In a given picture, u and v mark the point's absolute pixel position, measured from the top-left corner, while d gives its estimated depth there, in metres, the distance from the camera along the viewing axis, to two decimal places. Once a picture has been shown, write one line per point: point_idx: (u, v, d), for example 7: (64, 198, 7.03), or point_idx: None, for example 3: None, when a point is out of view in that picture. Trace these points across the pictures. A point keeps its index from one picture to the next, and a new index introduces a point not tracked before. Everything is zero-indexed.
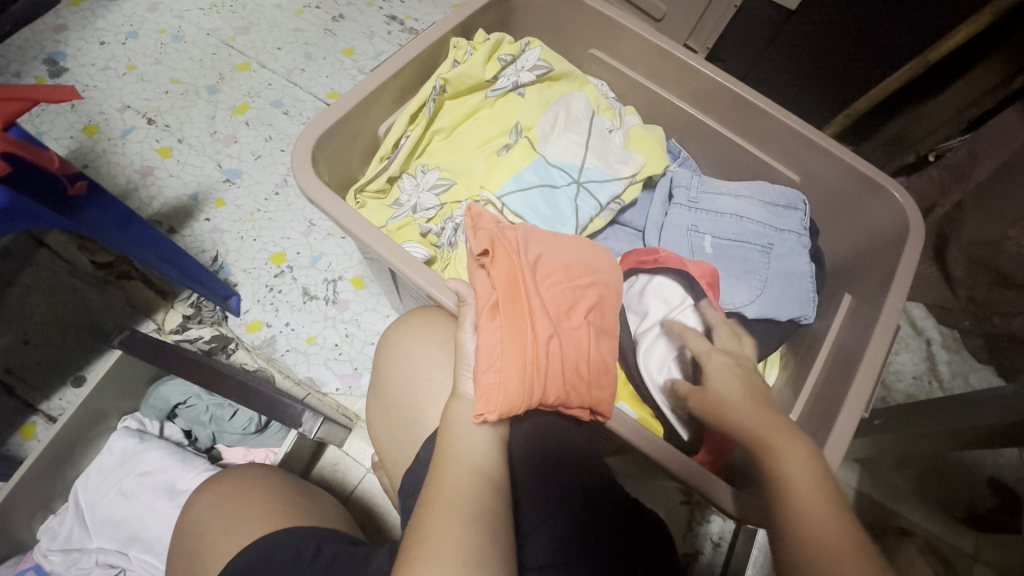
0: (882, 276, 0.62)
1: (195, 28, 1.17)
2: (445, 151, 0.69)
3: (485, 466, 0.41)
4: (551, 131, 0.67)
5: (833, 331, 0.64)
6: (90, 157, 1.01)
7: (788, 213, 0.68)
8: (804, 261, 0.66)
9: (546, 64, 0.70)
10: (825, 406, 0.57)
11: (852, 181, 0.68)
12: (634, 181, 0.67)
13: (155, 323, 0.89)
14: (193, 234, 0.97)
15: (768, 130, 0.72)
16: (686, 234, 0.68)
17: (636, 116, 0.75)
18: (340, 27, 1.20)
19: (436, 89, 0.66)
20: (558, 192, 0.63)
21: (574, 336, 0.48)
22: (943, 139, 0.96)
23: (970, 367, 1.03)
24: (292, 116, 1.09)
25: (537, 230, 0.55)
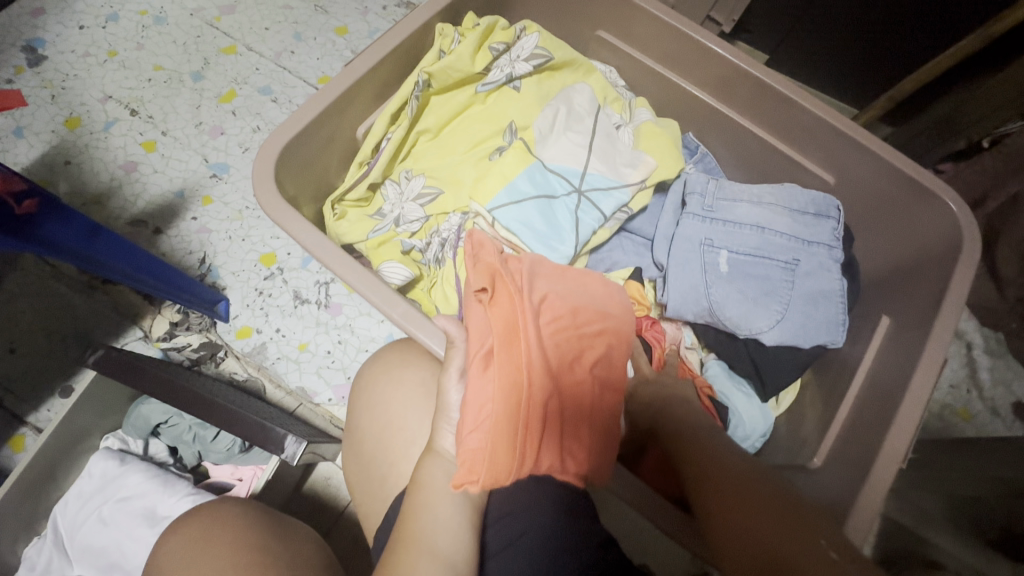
0: (929, 298, 0.54)
1: (177, 8, 1.09)
2: (432, 154, 0.62)
3: (450, 551, 0.37)
4: (549, 132, 0.59)
5: (868, 359, 0.57)
6: (72, 153, 0.96)
7: (819, 222, 0.60)
8: (835, 277, 0.59)
9: (545, 52, 0.62)
10: (857, 450, 0.51)
11: (896, 185, 0.60)
12: (644, 187, 0.59)
13: (142, 331, 0.86)
14: (179, 234, 0.92)
15: (799, 123, 0.63)
16: (699, 249, 0.60)
17: (648, 108, 0.67)
18: (331, 3, 1.12)
19: (420, 84, 0.59)
20: (556, 203, 0.56)
21: (574, 394, 0.43)
22: (1000, 123, 0.84)
23: (1015, 374, 0.95)
24: (281, 104, 1.03)
25: (545, 261, 0.49)
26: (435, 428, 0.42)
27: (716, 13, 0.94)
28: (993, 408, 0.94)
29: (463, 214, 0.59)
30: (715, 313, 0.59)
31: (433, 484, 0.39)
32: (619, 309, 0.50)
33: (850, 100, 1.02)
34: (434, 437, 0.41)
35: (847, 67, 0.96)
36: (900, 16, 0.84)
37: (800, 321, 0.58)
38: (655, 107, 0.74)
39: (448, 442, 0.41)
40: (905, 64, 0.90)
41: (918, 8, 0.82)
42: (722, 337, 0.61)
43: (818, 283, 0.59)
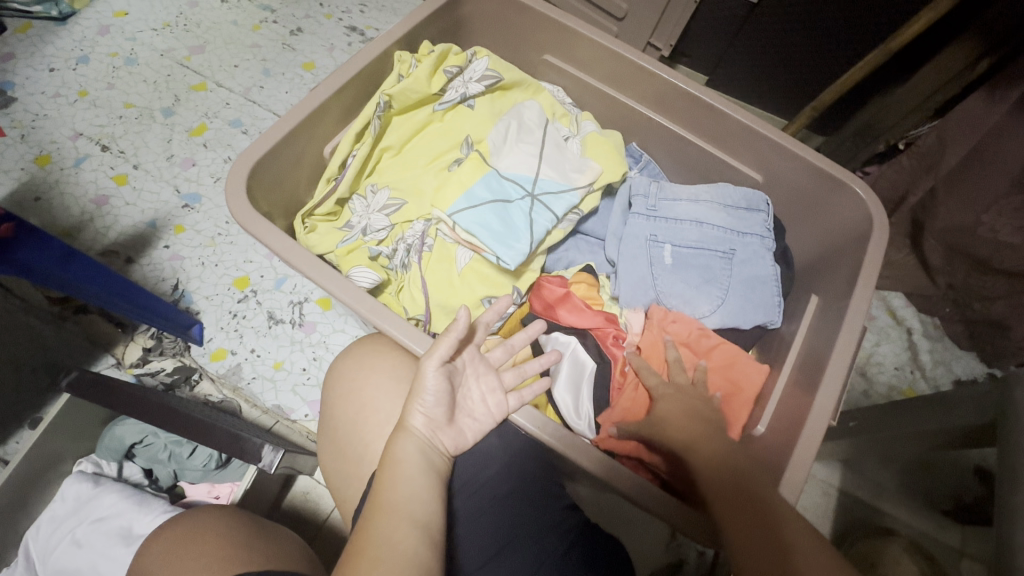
0: (848, 275, 0.61)
1: (147, 50, 1.14)
2: (395, 169, 0.68)
3: (423, 516, 0.40)
4: (503, 143, 0.65)
5: (801, 334, 0.63)
6: (42, 189, 0.98)
7: (750, 215, 0.68)
8: (767, 264, 0.67)
9: (494, 73, 0.69)
10: (792, 416, 0.56)
11: (815, 179, 0.67)
12: (592, 190, 0.65)
13: (114, 358, 0.87)
14: (152, 262, 0.94)
15: (726, 129, 0.71)
16: (646, 245, 0.68)
17: (593, 121, 0.73)
18: (299, 40, 1.19)
19: (380, 106, 0.65)
20: (510, 207, 0.61)
21: None
22: (912, 127, 0.94)
23: (952, 355, 1.04)
24: (251, 136, 1.07)
25: (694, 329, 0.65)
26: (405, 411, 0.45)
27: (656, 39, 1.04)
28: (935, 387, 1.02)
29: (426, 221, 0.65)
30: (662, 301, 0.68)
31: (405, 459, 0.42)
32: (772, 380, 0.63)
33: (782, 112, 1.12)
34: (404, 415, 0.45)
35: (776, 85, 1.07)
36: (815, 36, 0.95)
37: (738, 304, 0.67)
38: (602, 121, 0.81)
39: (418, 420, 0.45)
40: (825, 77, 1.00)
41: (827, 31, 0.93)
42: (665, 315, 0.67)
43: (755, 269, 0.67)
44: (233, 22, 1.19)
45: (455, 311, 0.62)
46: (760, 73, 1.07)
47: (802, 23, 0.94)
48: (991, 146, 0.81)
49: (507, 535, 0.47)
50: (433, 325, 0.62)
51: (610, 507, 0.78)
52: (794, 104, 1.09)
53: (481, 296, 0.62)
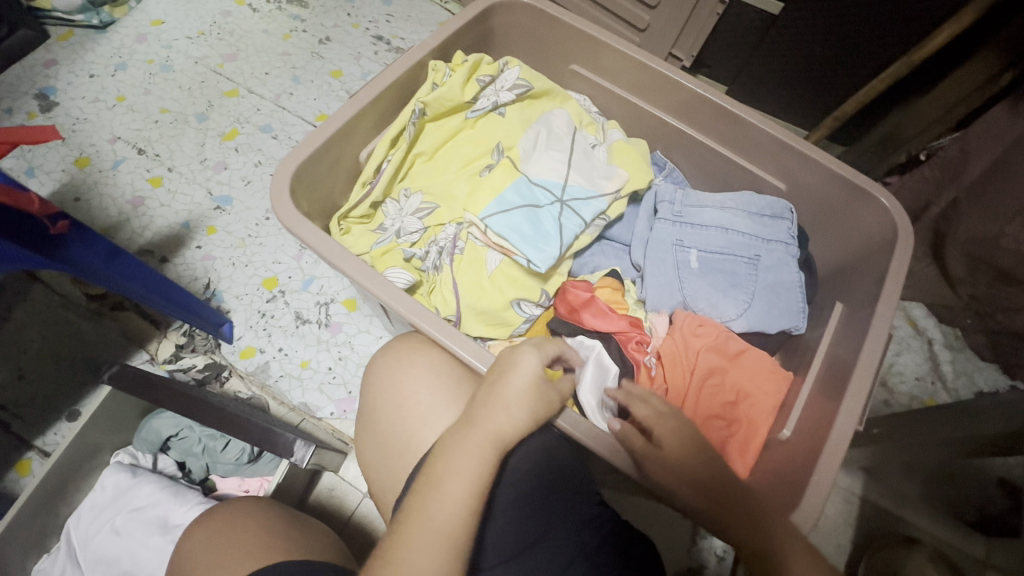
0: (874, 284, 0.62)
1: (182, 57, 1.18)
2: (428, 173, 0.71)
3: (450, 530, 0.41)
4: (533, 150, 0.67)
5: (826, 340, 0.64)
6: (81, 190, 1.01)
7: (775, 222, 0.70)
8: (793, 271, 0.68)
9: (525, 82, 0.71)
10: (818, 420, 0.57)
11: (839, 189, 0.68)
12: (618, 197, 0.67)
13: (148, 353, 0.89)
14: (185, 261, 0.97)
15: (750, 138, 0.72)
16: (672, 249, 0.70)
17: (619, 130, 0.76)
18: (327, 49, 1.23)
19: (415, 113, 0.68)
20: (541, 212, 0.63)
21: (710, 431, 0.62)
22: (933, 139, 0.96)
23: (974, 366, 1.04)
24: (281, 141, 1.10)
25: (718, 334, 0.66)
26: (482, 416, 0.45)
27: (677, 49, 1.07)
28: (956, 398, 1.02)
29: (457, 225, 0.66)
30: (689, 304, 0.70)
31: (436, 472, 0.43)
32: (797, 388, 0.63)
33: (801, 122, 1.14)
34: (472, 419, 0.45)
35: (796, 95, 1.08)
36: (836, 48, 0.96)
37: (764, 309, 0.68)
38: (627, 130, 0.83)
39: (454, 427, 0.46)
40: (845, 89, 1.01)
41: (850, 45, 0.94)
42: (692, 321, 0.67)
43: (780, 275, 0.69)
44: (264, 31, 1.24)
45: (485, 312, 0.63)
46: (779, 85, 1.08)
47: (824, 35, 0.95)
48: (1016, 157, 0.83)
49: (541, 529, 0.48)
50: (463, 325, 0.64)
51: (631, 509, 0.79)
52: (814, 114, 1.10)
53: (511, 298, 0.63)
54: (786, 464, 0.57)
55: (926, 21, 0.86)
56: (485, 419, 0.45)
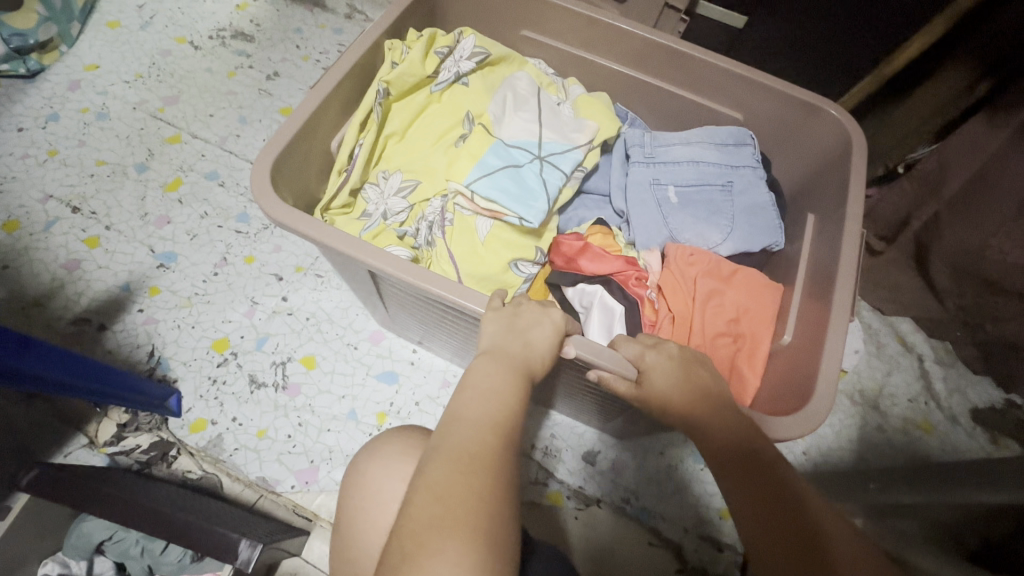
0: (839, 188, 0.66)
1: (120, 103, 1.11)
2: (402, 152, 0.69)
3: (495, 418, 0.42)
4: (503, 114, 0.68)
5: (806, 250, 0.66)
6: (10, 257, 0.94)
7: (740, 149, 0.71)
8: (763, 192, 0.70)
9: (483, 50, 0.70)
10: (800, 386, 0.54)
11: (790, 109, 0.72)
12: (592, 147, 0.70)
13: (87, 437, 0.82)
14: (126, 328, 0.90)
15: (701, 76, 0.74)
16: (649, 188, 0.70)
17: (579, 86, 0.77)
18: (275, 85, 1.17)
19: (380, 93, 0.66)
20: (522, 169, 0.64)
21: (719, 352, 0.61)
22: (910, 149, 0.92)
23: (967, 381, 1.00)
24: (229, 188, 1.04)
25: (711, 257, 0.66)
26: (516, 350, 0.49)
27: None
28: (951, 416, 0.98)
29: (443, 197, 0.66)
30: (676, 238, 0.69)
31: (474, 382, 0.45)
32: (788, 295, 0.65)
33: None
34: (508, 347, 0.49)
35: None
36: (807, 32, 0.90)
37: (747, 231, 0.68)
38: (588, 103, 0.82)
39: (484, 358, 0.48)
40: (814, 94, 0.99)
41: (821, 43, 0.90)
42: (681, 249, 0.66)
43: (752, 198, 0.70)
44: (208, 70, 1.18)
45: (486, 277, 0.63)
46: None
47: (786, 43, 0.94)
48: (996, 171, 0.82)
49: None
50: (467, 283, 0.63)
51: None
52: None
53: (508, 260, 0.64)
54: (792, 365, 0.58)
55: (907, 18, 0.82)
56: (519, 353, 0.49)
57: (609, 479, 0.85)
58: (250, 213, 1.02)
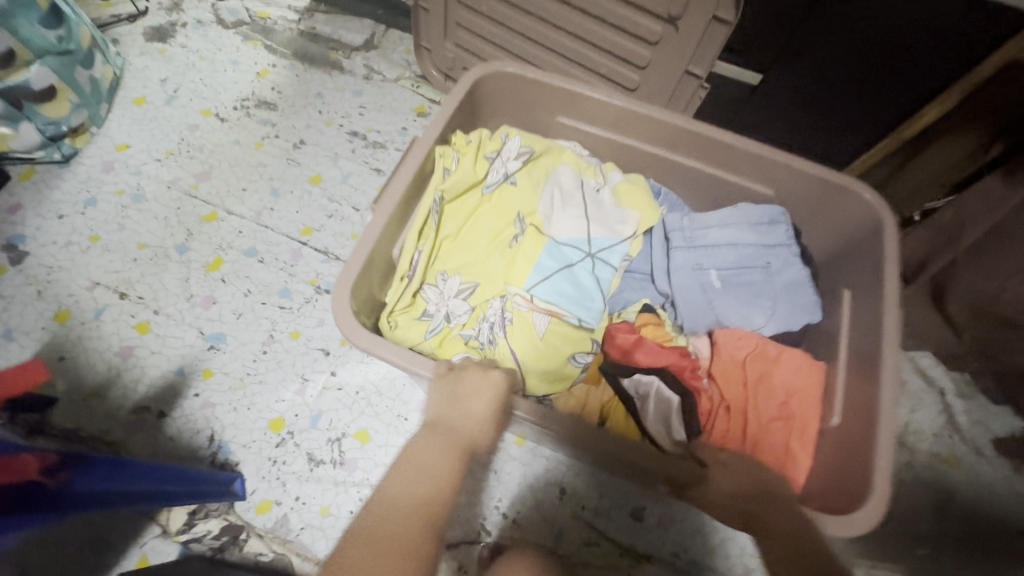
0: (874, 270, 0.69)
1: (154, 183, 1.14)
2: (459, 253, 0.72)
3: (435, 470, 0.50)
4: (551, 212, 0.72)
5: (844, 327, 0.70)
6: (66, 348, 0.97)
7: (774, 228, 0.75)
8: (799, 269, 0.74)
9: (527, 150, 0.76)
10: (851, 480, 0.58)
11: (819, 186, 0.75)
12: (637, 237, 0.74)
13: (159, 526, 0.85)
14: (184, 413, 0.93)
15: (731, 157, 0.77)
16: (693, 273, 0.74)
17: (617, 170, 0.80)
18: (302, 154, 1.21)
19: (436, 201, 0.71)
20: (575, 269, 0.69)
21: (772, 439, 0.65)
22: (929, 199, 0.98)
23: (988, 412, 1.06)
24: (268, 264, 1.07)
25: (757, 343, 0.70)
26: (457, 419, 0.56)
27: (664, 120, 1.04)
28: (975, 447, 1.03)
29: (502, 297, 0.70)
30: (721, 321, 0.73)
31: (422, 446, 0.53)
32: (831, 375, 0.69)
33: None
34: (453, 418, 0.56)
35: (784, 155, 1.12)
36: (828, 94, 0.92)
37: (786, 312, 0.73)
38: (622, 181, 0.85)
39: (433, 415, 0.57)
40: (830, 143, 1.03)
41: (832, 109, 0.95)
42: (728, 335, 0.71)
43: (789, 276, 0.74)
44: (236, 142, 1.21)
45: (548, 372, 0.67)
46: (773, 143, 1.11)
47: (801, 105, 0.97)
48: (1012, 223, 0.85)
49: None
50: (528, 385, 0.67)
51: None
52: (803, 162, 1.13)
53: (568, 354, 0.67)
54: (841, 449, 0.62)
55: (917, 88, 0.86)
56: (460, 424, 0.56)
57: (661, 537, 0.88)
58: (292, 287, 1.05)
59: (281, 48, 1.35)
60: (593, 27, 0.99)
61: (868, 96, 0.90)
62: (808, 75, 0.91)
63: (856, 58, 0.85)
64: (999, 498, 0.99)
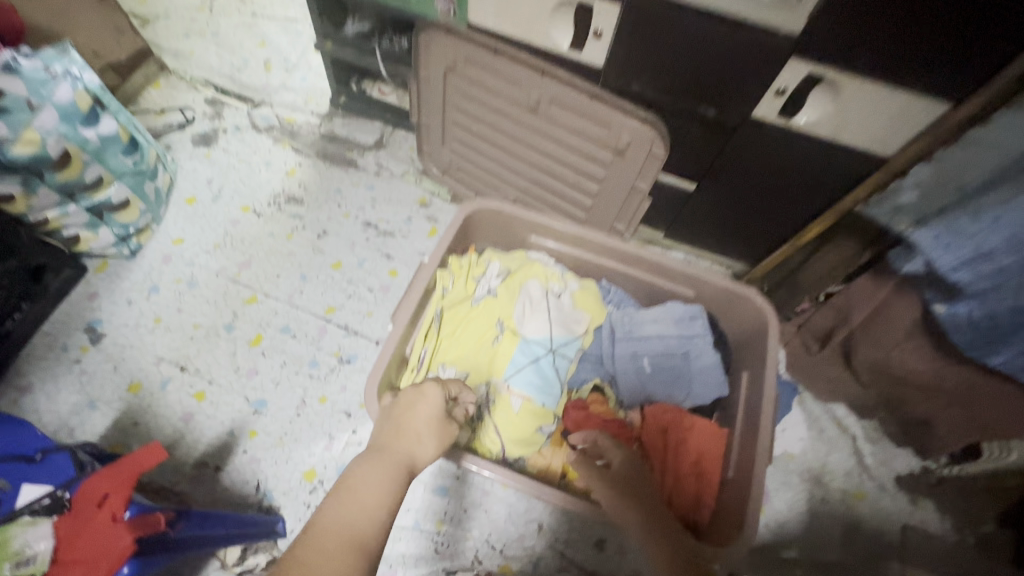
0: (762, 360, 0.93)
1: (205, 271, 1.38)
2: (455, 349, 0.96)
3: (376, 486, 0.66)
4: (523, 318, 0.98)
5: (743, 402, 0.94)
6: (139, 414, 1.20)
7: (693, 322, 0.99)
8: (712, 355, 0.98)
9: (505, 270, 1.02)
10: (735, 521, 0.83)
11: (725, 293, 1.00)
12: (587, 334, 1.00)
13: (219, 560, 1.07)
14: (235, 467, 1.16)
15: (662, 269, 1.02)
16: (631, 359, 0.99)
17: (575, 279, 1.04)
18: (326, 242, 1.46)
19: (437, 314, 0.97)
20: (541, 362, 0.95)
21: (683, 491, 0.88)
22: (830, 284, 1.23)
23: (891, 453, 1.29)
24: (300, 339, 1.31)
25: (675, 416, 0.93)
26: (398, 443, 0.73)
27: (619, 219, 1.30)
28: (880, 483, 1.26)
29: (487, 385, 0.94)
30: (652, 396, 0.98)
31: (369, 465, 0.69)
32: (731, 439, 0.93)
33: (732, 251, 1.43)
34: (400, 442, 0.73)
35: (721, 239, 1.40)
36: (742, 198, 1.23)
37: (700, 388, 0.97)
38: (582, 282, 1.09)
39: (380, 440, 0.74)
40: (752, 233, 1.32)
41: (750, 208, 1.25)
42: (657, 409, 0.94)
43: (704, 360, 0.98)
44: (270, 234, 1.46)
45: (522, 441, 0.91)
46: (711, 231, 1.38)
47: (728, 203, 1.27)
48: (887, 311, 1.08)
49: None
50: (507, 451, 0.91)
51: None
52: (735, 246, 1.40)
53: (536, 427, 0.92)
54: (733, 497, 0.86)
55: (804, 200, 1.17)
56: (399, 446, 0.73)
57: (618, 563, 1.09)
58: (319, 358, 1.29)
59: (307, 149, 1.61)
60: (560, 152, 1.26)
61: (773, 203, 1.21)
62: (727, 186, 1.22)
63: (758, 176, 1.16)
64: (897, 526, 1.21)
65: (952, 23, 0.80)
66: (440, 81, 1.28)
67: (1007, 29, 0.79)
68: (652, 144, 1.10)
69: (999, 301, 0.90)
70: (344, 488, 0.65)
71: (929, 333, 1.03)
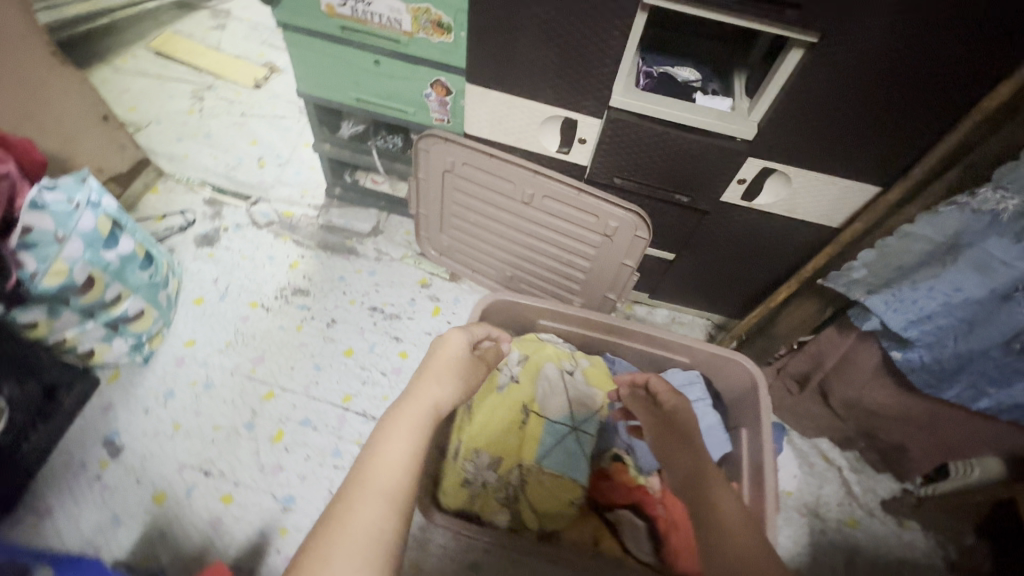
0: (756, 417, 1.06)
1: (220, 371, 1.42)
2: (486, 436, 1.05)
3: (396, 448, 0.71)
4: (546, 399, 1.08)
5: (746, 456, 1.06)
6: (166, 525, 1.21)
7: (692, 386, 1.15)
8: (711, 414, 1.13)
9: (524, 355, 1.13)
10: None
11: (717, 356, 1.14)
12: (603, 408, 1.11)
13: None
14: (269, 569, 1.18)
15: (660, 341, 1.16)
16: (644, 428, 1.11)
17: (585, 356, 1.17)
18: (335, 331, 1.53)
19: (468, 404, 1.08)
20: (567, 439, 1.05)
21: None
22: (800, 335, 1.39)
23: (874, 480, 1.43)
24: (321, 430, 1.36)
25: None
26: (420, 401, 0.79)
27: (609, 289, 1.43)
28: (869, 510, 1.39)
29: (520, 466, 1.03)
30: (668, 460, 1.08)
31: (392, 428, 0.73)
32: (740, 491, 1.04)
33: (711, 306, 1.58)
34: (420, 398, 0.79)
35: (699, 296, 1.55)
36: (716, 261, 1.40)
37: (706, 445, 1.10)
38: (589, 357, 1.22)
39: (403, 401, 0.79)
40: (727, 289, 1.49)
41: (724, 271, 1.42)
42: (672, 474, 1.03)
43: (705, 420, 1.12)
44: (280, 327, 1.52)
45: (558, 517, 0.99)
46: (691, 290, 1.54)
47: (704, 266, 1.43)
48: (852, 356, 1.24)
49: None
50: (546, 528, 0.99)
51: None
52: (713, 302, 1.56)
53: (570, 502, 1.00)
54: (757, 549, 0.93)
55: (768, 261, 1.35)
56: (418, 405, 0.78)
57: None
58: (342, 448, 1.34)
59: (307, 241, 1.69)
60: (553, 237, 1.39)
61: (743, 264, 1.38)
62: (703, 254, 1.39)
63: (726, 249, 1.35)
64: (891, 549, 1.33)
65: (870, 130, 1.00)
66: (439, 179, 1.41)
67: (915, 131, 0.98)
68: (637, 228, 1.24)
69: (944, 349, 1.04)
70: (373, 455, 0.70)
71: (888, 373, 1.19)
